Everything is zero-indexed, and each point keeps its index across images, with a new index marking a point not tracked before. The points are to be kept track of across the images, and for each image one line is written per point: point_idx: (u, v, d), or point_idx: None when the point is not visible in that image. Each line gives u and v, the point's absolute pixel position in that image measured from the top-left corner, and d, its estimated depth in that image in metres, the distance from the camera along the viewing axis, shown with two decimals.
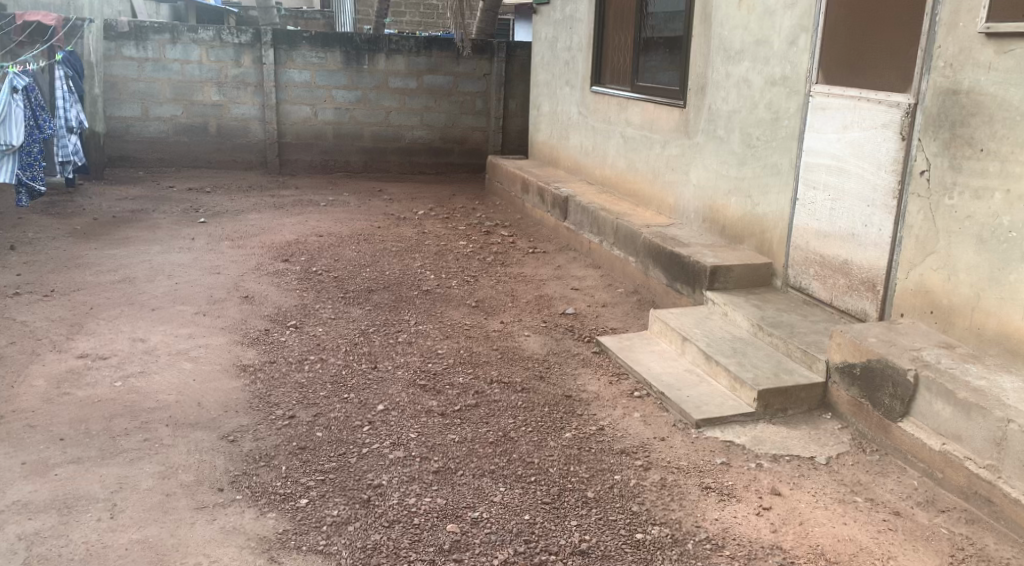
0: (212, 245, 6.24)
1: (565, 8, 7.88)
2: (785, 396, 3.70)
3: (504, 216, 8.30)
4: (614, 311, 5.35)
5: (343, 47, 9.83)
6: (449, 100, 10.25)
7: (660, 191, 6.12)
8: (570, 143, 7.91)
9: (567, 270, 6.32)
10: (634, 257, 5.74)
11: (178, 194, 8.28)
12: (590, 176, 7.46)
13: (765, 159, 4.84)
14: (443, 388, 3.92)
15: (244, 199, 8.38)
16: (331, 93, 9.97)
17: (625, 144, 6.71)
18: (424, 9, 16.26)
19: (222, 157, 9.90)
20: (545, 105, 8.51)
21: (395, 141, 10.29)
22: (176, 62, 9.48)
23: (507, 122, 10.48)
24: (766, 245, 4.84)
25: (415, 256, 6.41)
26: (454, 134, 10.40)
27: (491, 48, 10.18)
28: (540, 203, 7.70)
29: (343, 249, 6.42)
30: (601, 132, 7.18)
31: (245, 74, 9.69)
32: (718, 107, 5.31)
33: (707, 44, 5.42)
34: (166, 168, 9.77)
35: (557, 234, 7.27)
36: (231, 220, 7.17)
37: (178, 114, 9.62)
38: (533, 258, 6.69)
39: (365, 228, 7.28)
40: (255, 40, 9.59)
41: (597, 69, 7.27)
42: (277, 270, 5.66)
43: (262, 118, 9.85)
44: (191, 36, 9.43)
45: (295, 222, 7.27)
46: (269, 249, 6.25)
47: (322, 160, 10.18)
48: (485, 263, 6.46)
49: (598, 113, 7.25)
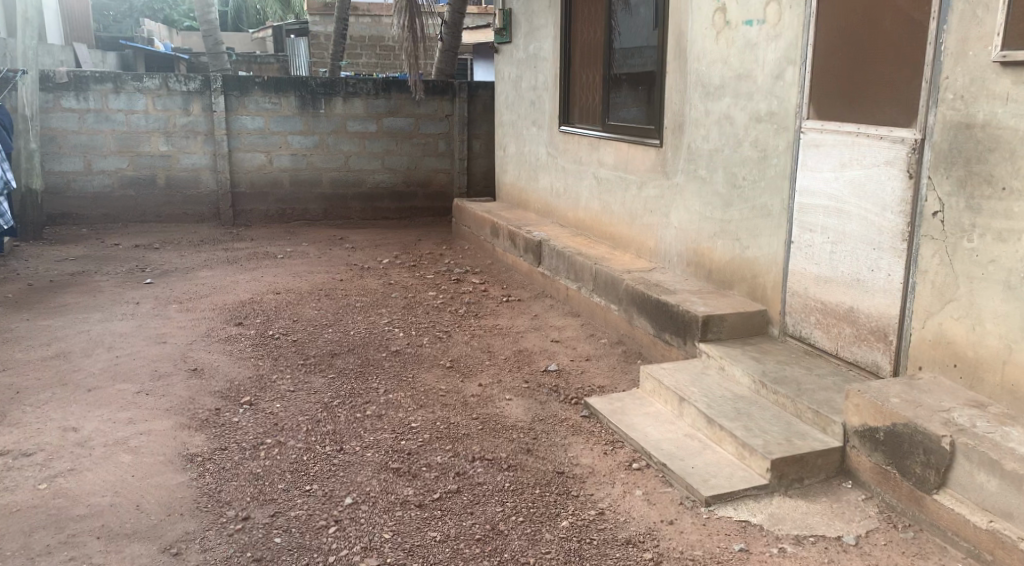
0: (159, 310, 5.77)
1: (528, 46, 7.60)
2: (800, 465, 3.32)
3: (473, 262, 7.91)
4: (599, 367, 4.96)
5: (297, 92, 9.46)
6: (410, 142, 9.90)
7: (639, 233, 5.78)
8: (539, 184, 7.57)
9: (545, 320, 5.93)
10: (616, 305, 5.37)
11: (123, 253, 7.79)
12: (562, 218, 7.11)
13: (754, 200, 4.51)
14: (419, 471, 3.50)
15: (195, 254, 7.90)
16: (286, 139, 9.56)
17: (598, 184, 6.38)
18: (380, 51, 15.98)
19: (172, 211, 9.40)
20: (511, 146, 8.18)
21: (355, 186, 9.89)
22: (120, 112, 9.02)
23: (471, 164, 10.13)
24: (759, 291, 4.50)
25: (381, 311, 5.99)
26: (416, 177, 10.03)
27: (452, 89, 9.87)
28: (511, 248, 7.32)
29: (302, 307, 5.97)
30: (572, 173, 6.85)
31: (194, 123, 9.25)
32: (698, 145, 5.00)
33: (683, 80, 5.12)
34: (113, 224, 9.24)
35: (530, 280, 6.89)
36: (181, 280, 6.70)
37: (123, 166, 9.13)
38: (507, 308, 6.30)
39: (326, 281, 6.84)
40: (204, 87, 9.17)
41: (565, 108, 6.97)
42: (230, 336, 5.21)
43: (213, 167, 9.39)
44: (136, 85, 8.99)
45: (250, 279, 6.80)
46: (221, 311, 5.79)
47: (278, 209, 9.73)
48: (457, 315, 6.04)
49: (568, 153, 6.92)
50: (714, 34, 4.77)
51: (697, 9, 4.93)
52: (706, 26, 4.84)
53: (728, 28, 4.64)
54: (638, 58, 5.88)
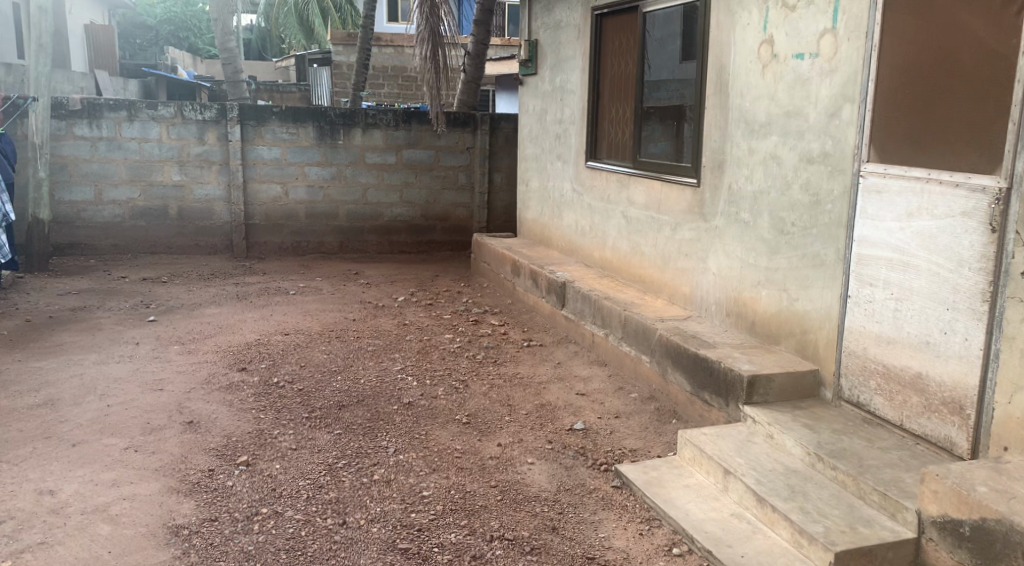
0: (159, 352, 5.43)
1: (554, 78, 7.28)
2: (867, 559, 2.92)
3: (493, 301, 7.53)
4: (630, 426, 4.55)
5: (315, 122, 9.18)
6: (430, 175, 9.59)
7: (672, 278, 5.40)
8: (563, 222, 7.20)
9: (570, 369, 5.53)
10: (648, 357, 4.96)
11: (129, 286, 7.48)
12: (588, 258, 6.73)
13: (804, 248, 4.13)
14: (429, 553, 3.14)
15: (204, 289, 7.58)
16: (303, 170, 9.27)
17: (627, 225, 6.01)
18: (402, 82, 15.79)
19: (183, 242, 9.11)
20: (535, 181, 7.83)
21: (373, 219, 9.57)
22: (133, 140, 8.77)
23: (492, 198, 9.81)
24: (810, 348, 4.10)
25: (394, 355, 5.59)
26: (436, 211, 9.70)
27: (475, 121, 9.57)
28: (532, 288, 6.94)
29: (310, 349, 5.59)
30: (600, 212, 6.48)
31: (209, 152, 8.98)
32: (740, 187, 4.62)
33: (724, 116, 4.75)
34: (122, 255, 8.96)
35: (553, 323, 6.50)
36: (185, 317, 6.36)
37: (135, 196, 8.87)
38: (529, 354, 5.89)
39: (338, 321, 6.46)
40: (220, 116, 8.92)
41: (592, 143, 6.62)
42: (232, 384, 4.83)
43: (227, 198, 9.11)
44: (150, 113, 8.75)
45: (258, 317, 6.45)
46: (225, 354, 5.42)
47: (293, 241, 9.41)
48: (475, 361, 5.63)
49: (595, 190, 6.57)
50: (759, 67, 4.41)
51: (741, 41, 4.58)
52: (751, 59, 4.48)
53: (775, 61, 4.27)
54: (672, 92, 5.53)
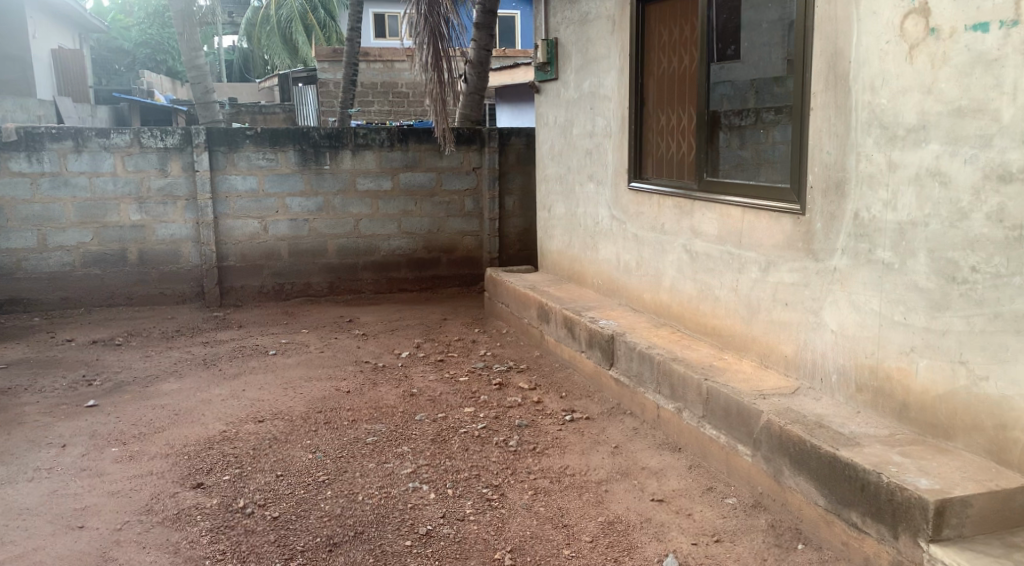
0: (89, 459, 4.09)
1: (581, 82, 6.02)
2: None
3: (515, 353, 6.22)
4: (740, 557, 3.26)
5: (295, 145, 7.91)
6: (432, 202, 8.31)
7: (765, 333, 4.12)
8: (599, 255, 5.92)
9: (633, 459, 4.21)
10: (750, 447, 3.67)
11: (72, 354, 6.15)
12: (634, 301, 5.44)
13: (997, 305, 2.86)
14: None
15: (165, 352, 6.26)
16: (284, 202, 7.98)
17: (691, 260, 4.73)
18: (394, 98, 14.53)
19: (147, 292, 7.79)
20: (560, 206, 6.56)
21: (368, 255, 8.26)
22: (82, 175, 7.47)
23: (503, 224, 8.52)
24: (1011, 451, 2.83)
25: (401, 446, 4.25)
26: (439, 241, 8.41)
27: (480, 137, 8.31)
28: (566, 339, 5.63)
29: (290, 445, 4.26)
30: (650, 244, 5.19)
31: (173, 185, 7.68)
32: (875, 217, 3.35)
33: (842, 118, 3.48)
34: (73, 309, 7.64)
35: (598, 385, 5.19)
36: (133, 400, 5.03)
37: (87, 240, 7.56)
38: (575, 433, 4.57)
39: (328, 395, 5.12)
40: (184, 142, 7.62)
41: (637, 159, 5.36)
42: (181, 514, 3.50)
43: (196, 238, 7.80)
44: (101, 142, 7.47)
45: (226, 396, 5.11)
46: (176, 459, 4.07)
47: (275, 284, 8.09)
48: (507, 450, 4.31)
49: (642, 217, 5.29)
50: (903, 48, 3.14)
51: (869, 15, 3.31)
52: (886, 39, 3.22)
53: (932, 38, 3.01)
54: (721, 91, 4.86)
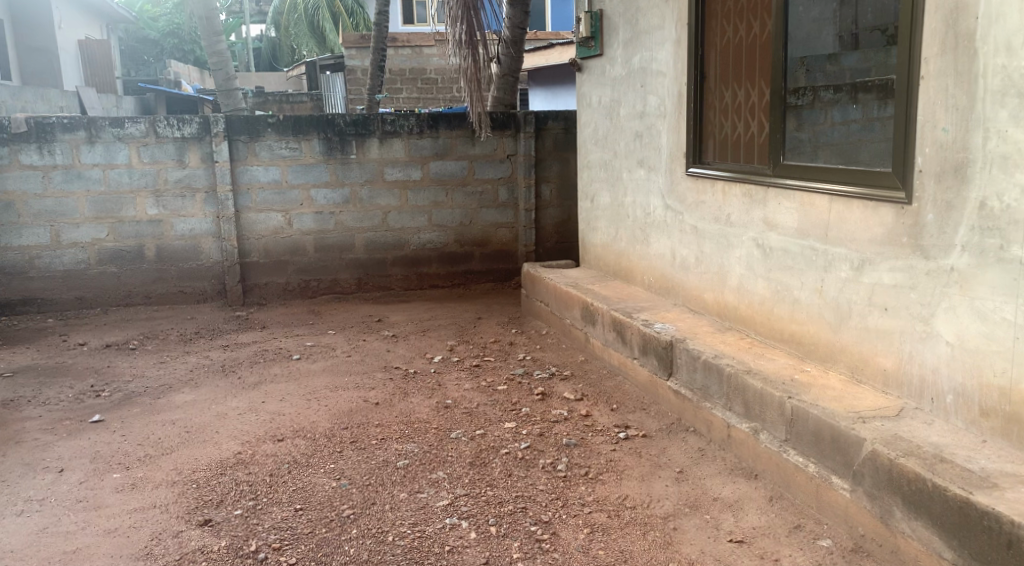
0: (87, 488, 3.62)
1: (630, 58, 5.45)
2: None
3: (558, 357, 5.68)
4: None
5: (319, 133, 7.41)
6: (464, 192, 7.79)
7: (858, 342, 3.55)
8: (651, 250, 5.36)
9: (702, 487, 3.67)
10: (850, 479, 3.11)
11: (82, 360, 5.72)
12: (693, 301, 4.88)
13: None
14: None
15: (181, 357, 5.80)
16: (309, 194, 7.49)
17: (764, 256, 4.16)
18: (422, 84, 13.99)
19: (165, 290, 7.36)
20: (605, 195, 6.00)
21: (398, 249, 7.76)
22: (95, 167, 7.04)
23: (540, 215, 7.97)
24: None
25: (436, 472, 3.73)
26: (473, 234, 7.89)
27: (515, 122, 7.76)
28: (616, 343, 5.09)
29: (310, 470, 3.76)
30: (714, 237, 4.62)
31: (192, 177, 7.23)
32: (1013, 208, 2.79)
33: (965, 87, 2.91)
34: (89, 310, 7.23)
35: (653, 395, 4.64)
36: (142, 415, 4.57)
37: (102, 236, 7.14)
38: (631, 454, 4.03)
39: (354, 408, 4.62)
40: (203, 131, 7.16)
41: (695, 142, 4.78)
42: (184, 560, 3.03)
43: (217, 233, 7.35)
44: (115, 131, 7.03)
45: (244, 409, 4.64)
46: (183, 488, 3.59)
47: (300, 281, 7.62)
48: (556, 475, 3.77)
49: (703, 208, 4.72)
50: None
51: None
52: None
53: None
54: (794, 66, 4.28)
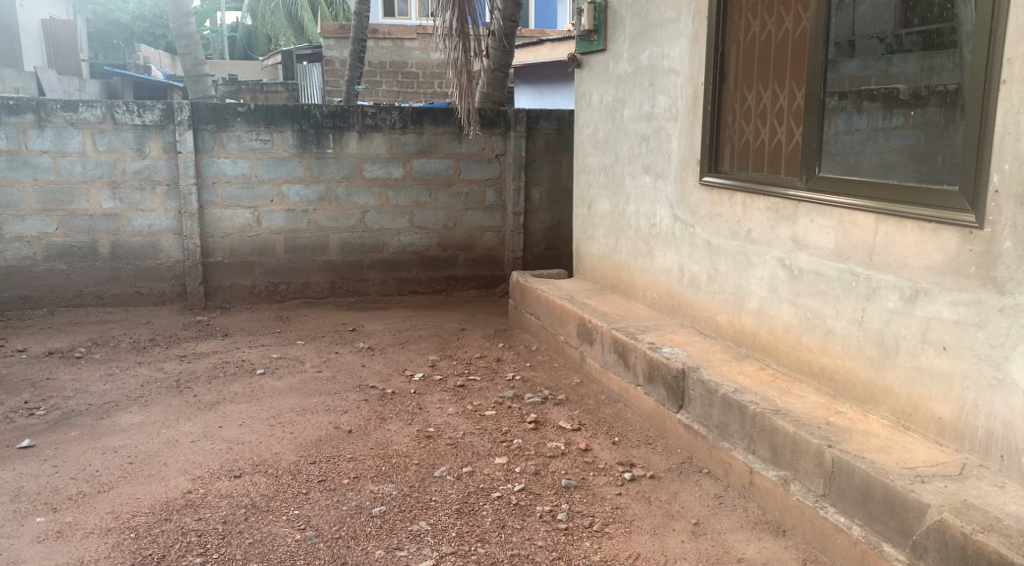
0: (3, 537, 3.08)
1: (638, 54, 4.98)
2: None
3: (549, 378, 5.19)
4: None
5: (294, 125, 6.86)
6: (448, 192, 7.27)
7: (905, 384, 3.10)
8: (656, 264, 4.88)
9: (722, 544, 3.20)
10: (906, 550, 2.67)
11: (20, 369, 5.14)
12: (705, 323, 4.42)
13: None
14: None
15: (132, 369, 5.24)
16: (280, 190, 6.93)
17: (791, 279, 3.70)
18: (403, 78, 13.45)
19: (119, 290, 6.77)
20: (604, 202, 5.52)
21: (375, 252, 7.23)
22: (45, 154, 6.45)
23: (528, 219, 7.48)
24: None
25: (417, 523, 3.24)
26: (456, 238, 7.38)
27: (505, 119, 7.26)
28: (617, 366, 4.61)
29: (271, 517, 3.24)
30: (730, 254, 4.15)
31: (152, 168, 6.64)
32: None
33: None
34: (34, 310, 6.63)
35: (660, 428, 4.16)
36: (79, 440, 4.01)
37: (51, 230, 6.54)
38: (639, 501, 3.55)
39: (324, 437, 4.10)
40: (166, 118, 6.59)
41: (712, 148, 4.31)
42: None
43: (178, 229, 6.77)
44: (68, 116, 6.44)
45: (198, 435, 4.10)
46: (118, 539, 3.06)
47: (268, 284, 7.06)
48: (555, 527, 3.29)
49: (719, 221, 4.25)
50: None
51: None
52: None
53: None
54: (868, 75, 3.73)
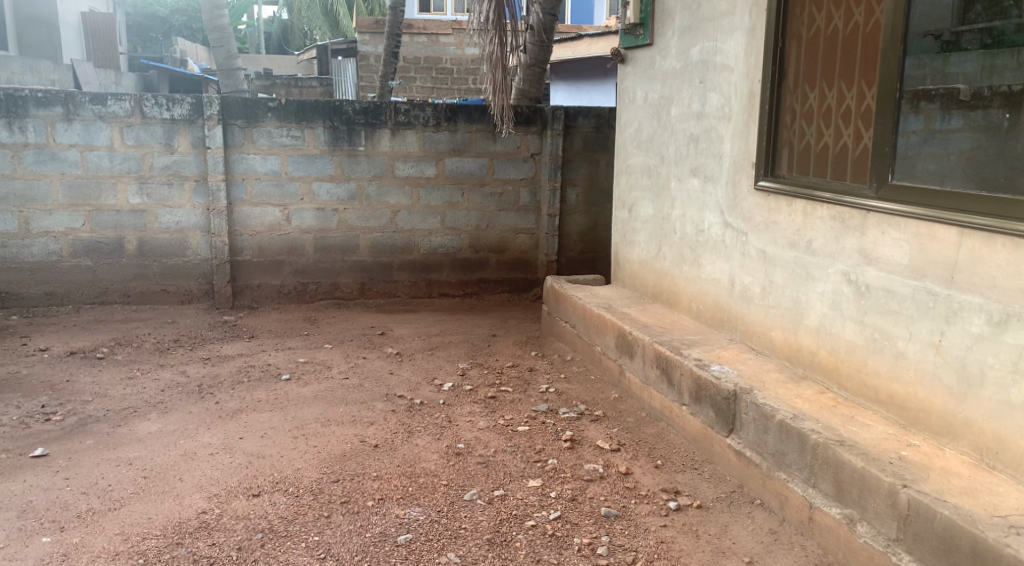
0: (5, 560, 2.88)
1: (687, 49, 4.68)
2: None
3: (586, 391, 4.92)
4: None
5: (325, 121, 6.64)
6: (482, 192, 7.02)
7: (992, 419, 2.81)
8: (703, 273, 4.59)
9: None
10: None
11: (40, 371, 4.97)
12: (756, 339, 4.12)
13: None
14: None
15: (154, 372, 5.05)
16: (310, 187, 6.73)
17: (857, 296, 3.40)
18: (437, 74, 13.22)
19: (146, 288, 6.61)
20: (648, 205, 5.23)
21: (406, 252, 7.00)
22: (72, 148, 6.30)
23: (564, 221, 7.20)
24: None
25: (445, 556, 3.00)
26: (490, 239, 7.12)
27: (542, 117, 6.99)
28: (659, 382, 4.32)
29: (288, 544, 3.01)
30: (787, 266, 3.85)
31: (180, 164, 6.47)
32: None
33: None
34: (60, 307, 6.48)
35: (707, 452, 3.88)
36: (93, 450, 3.82)
37: (77, 226, 6.40)
38: (686, 534, 3.28)
39: (348, 452, 3.86)
40: (195, 113, 6.41)
41: (769, 151, 4.01)
42: None
43: (206, 226, 6.60)
44: (96, 110, 6.28)
45: (217, 447, 3.88)
46: None
47: (296, 284, 6.86)
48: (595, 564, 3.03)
49: (775, 229, 3.95)
50: None
51: None
52: None
53: None
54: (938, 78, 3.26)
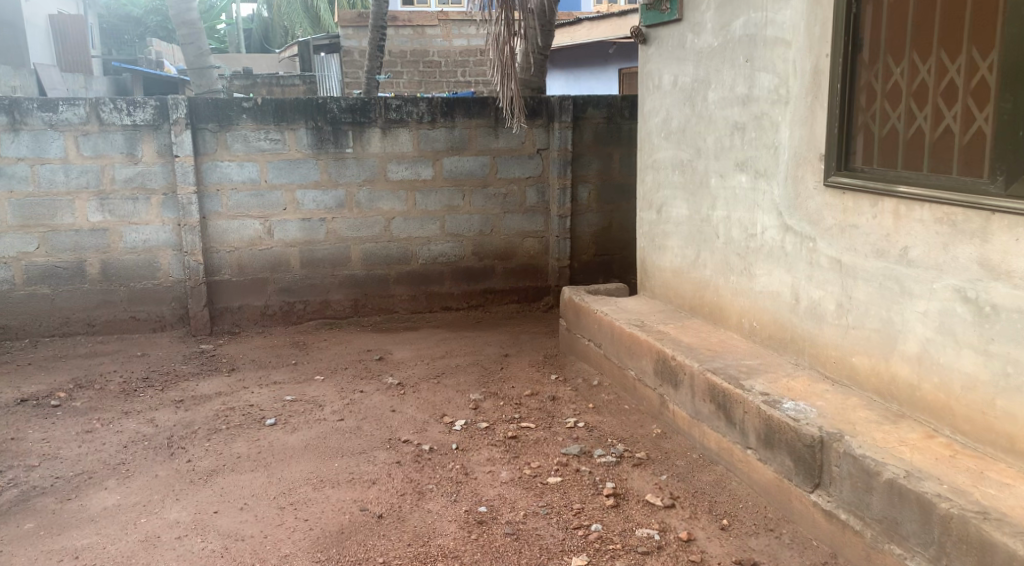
0: None
1: (729, 22, 3.97)
2: None
3: (622, 426, 4.22)
4: None
5: (307, 121, 5.91)
6: (485, 194, 6.31)
7: None
8: (758, 285, 3.89)
9: None
10: None
11: None
12: (832, 366, 3.43)
13: None
14: None
15: (116, 422, 4.33)
16: (294, 196, 6.00)
17: (981, 319, 2.72)
18: (424, 67, 12.47)
19: (112, 317, 5.88)
20: (682, 205, 4.52)
21: (402, 264, 6.29)
22: (21, 162, 5.56)
23: (576, 222, 6.49)
24: None
25: None
26: (495, 246, 6.42)
27: (548, 108, 6.29)
28: (713, 419, 3.63)
29: None
30: (874, 280, 3.16)
31: (145, 175, 5.74)
32: None
33: None
34: (15, 342, 5.75)
35: (784, 509, 3.19)
36: (33, 538, 3.11)
37: (31, 249, 5.67)
38: None
39: (347, 528, 3.16)
40: (160, 117, 5.67)
41: (842, 140, 3.30)
42: None
43: (178, 244, 5.87)
44: (45, 117, 5.55)
45: (187, 526, 3.18)
46: None
47: (282, 304, 6.14)
48: None
49: (855, 235, 3.25)
50: None
51: None
52: None
53: None
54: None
